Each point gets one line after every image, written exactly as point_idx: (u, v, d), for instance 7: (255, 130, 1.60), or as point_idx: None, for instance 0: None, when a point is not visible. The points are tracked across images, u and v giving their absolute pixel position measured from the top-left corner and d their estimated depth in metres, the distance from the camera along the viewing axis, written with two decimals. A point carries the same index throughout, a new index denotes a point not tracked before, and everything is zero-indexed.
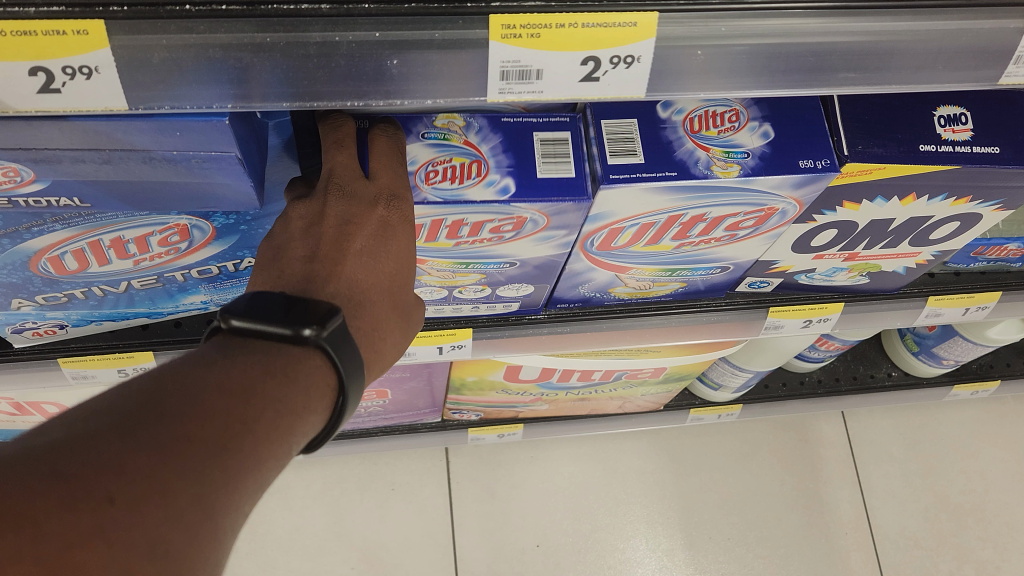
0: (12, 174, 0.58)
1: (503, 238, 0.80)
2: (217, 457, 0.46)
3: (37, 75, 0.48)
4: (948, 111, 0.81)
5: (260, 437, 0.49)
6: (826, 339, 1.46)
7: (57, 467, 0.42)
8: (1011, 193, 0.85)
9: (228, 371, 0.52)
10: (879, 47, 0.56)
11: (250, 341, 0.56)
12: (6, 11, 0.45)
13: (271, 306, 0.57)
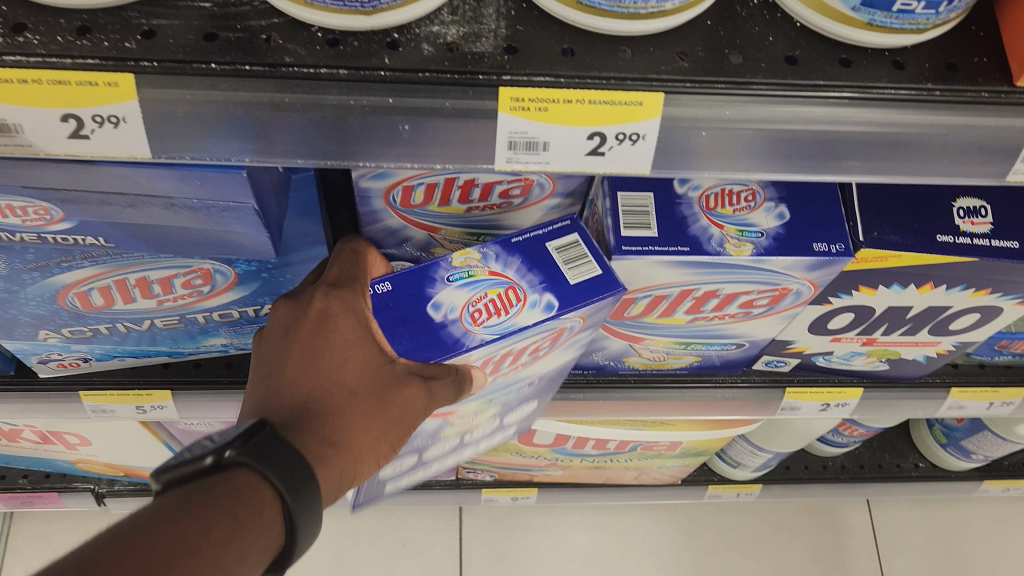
0: (43, 212, 0.61)
1: (536, 357, 0.77)
2: None
3: (68, 121, 0.50)
4: (968, 203, 0.81)
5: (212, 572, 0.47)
6: (848, 424, 1.44)
7: None
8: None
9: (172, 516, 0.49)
10: (887, 137, 0.56)
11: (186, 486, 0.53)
12: (47, 61, 0.49)
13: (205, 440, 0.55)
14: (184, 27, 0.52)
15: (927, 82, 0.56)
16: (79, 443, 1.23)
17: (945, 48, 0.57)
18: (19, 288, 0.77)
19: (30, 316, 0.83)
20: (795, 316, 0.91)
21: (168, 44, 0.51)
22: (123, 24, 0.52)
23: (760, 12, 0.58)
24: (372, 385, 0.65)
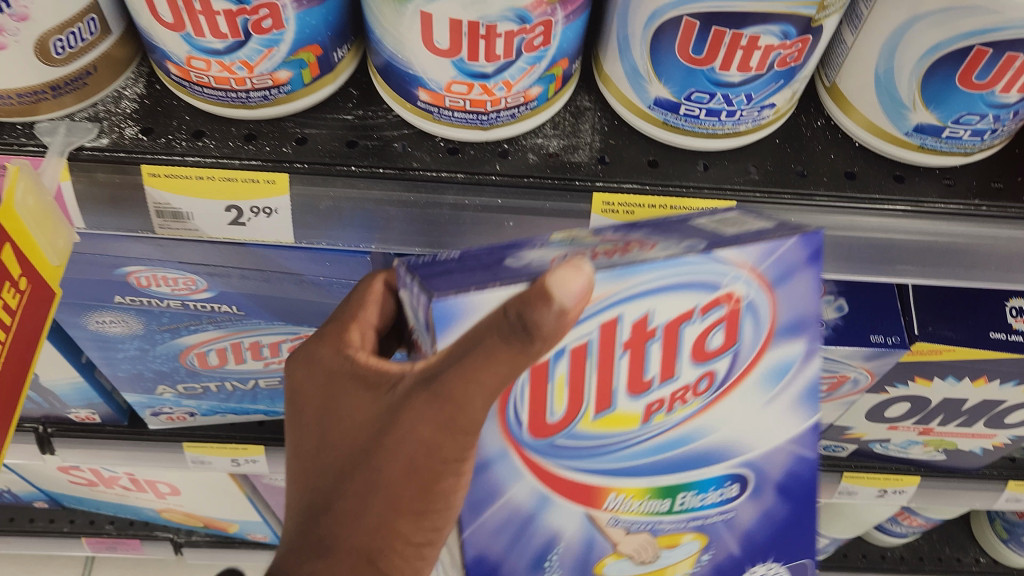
0: (191, 282, 0.70)
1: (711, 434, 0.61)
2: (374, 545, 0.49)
3: (231, 211, 0.61)
4: (1021, 303, 0.86)
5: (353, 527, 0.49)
6: (908, 513, 1.46)
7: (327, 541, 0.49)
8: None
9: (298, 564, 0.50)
10: (936, 246, 0.63)
11: None
12: (220, 162, 0.59)
13: None
14: (332, 135, 0.62)
15: (973, 197, 0.62)
16: (168, 492, 1.31)
17: (992, 167, 0.64)
18: (149, 348, 0.87)
19: (153, 372, 0.93)
20: (853, 402, 0.96)
21: (318, 149, 0.61)
22: (281, 131, 0.61)
23: (824, 133, 0.66)
24: (370, 446, 0.47)
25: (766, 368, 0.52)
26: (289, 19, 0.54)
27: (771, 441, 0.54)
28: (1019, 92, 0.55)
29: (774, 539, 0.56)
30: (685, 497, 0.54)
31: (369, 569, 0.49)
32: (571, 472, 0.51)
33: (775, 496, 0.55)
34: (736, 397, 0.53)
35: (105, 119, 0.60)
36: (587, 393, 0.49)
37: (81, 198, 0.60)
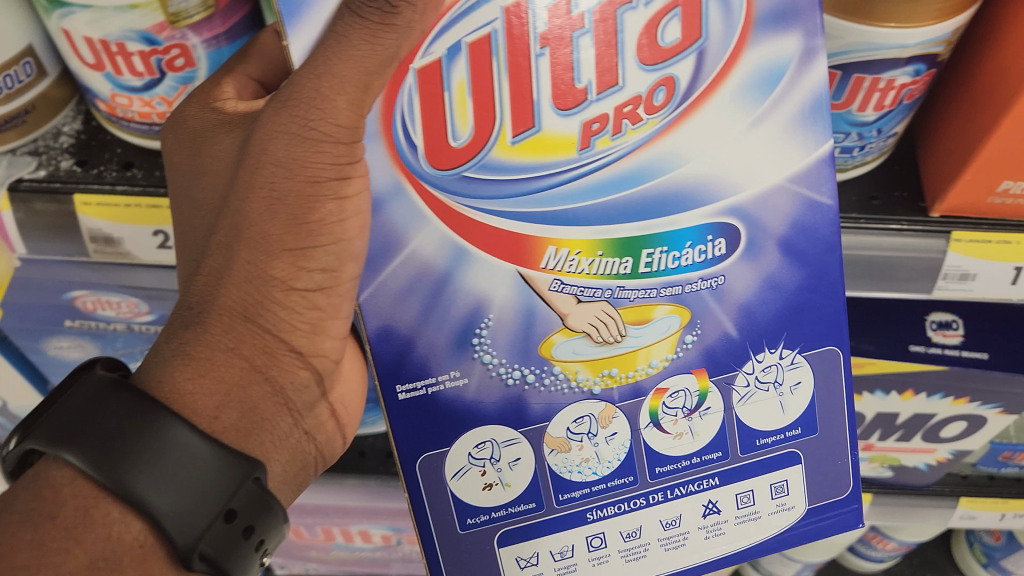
0: (133, 305, 0.76)
1: None
2: (242, 326, 0.52)
3: (158, 235, 0.66)
4: (941, 317, 0.88)
5: (226, 326, 0.52)
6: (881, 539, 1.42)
7: (207, 335, 0.51)
8: (1013, 397, 0.88)
9: (168, 379, 0.49)
10: None
11: (88, 429, 0.46)
12: (147, 190, 0.64)
13: (81, 420, 0.46)
14: None
15: (852, 211, 0.67)
16: None
17: (875, 182, 0.69)
18: None
19: None
20: None
21: None
22: None
23: None
24: (240, 180, 0.53)
25: (755, 66, 0.52)
26: (200, 56, 0.59)
27: (760, 182, 0.55)
28: (876, 110, 0.60)
29: (784, 317, 0.58)
30: (652, 254, 0.55)
31: (245, 326, 0.53)
32: (482, 216, 0.53)
33: (775, 255, 0.56)
34: (701, 117, 0.53)
35: (44, 153, 0.66)
36: (496, 111, 0.50)
37: (23, 227, 0.65)
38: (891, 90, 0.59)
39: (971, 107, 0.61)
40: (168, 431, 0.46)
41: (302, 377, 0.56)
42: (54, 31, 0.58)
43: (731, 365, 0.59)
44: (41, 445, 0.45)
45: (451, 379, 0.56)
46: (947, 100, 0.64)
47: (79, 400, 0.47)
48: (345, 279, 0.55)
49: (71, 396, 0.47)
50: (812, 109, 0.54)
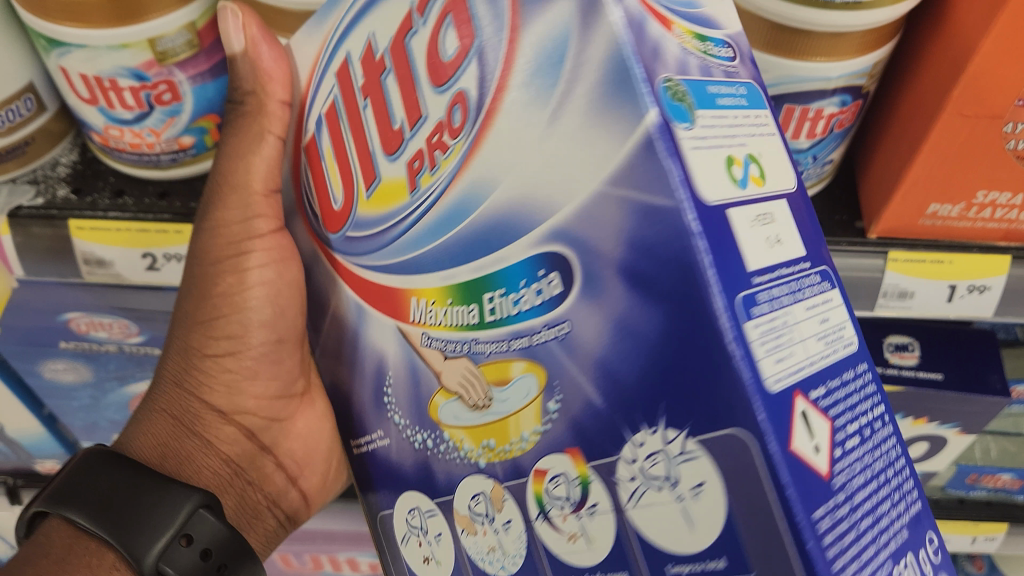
0: (124, 327, 0.82)
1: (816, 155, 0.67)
2: (173, 388, 0.68)
3: (147, 257, 0.71)
4: (898, 340, 0.89)
5: (170, 387, 0.69)
6: None
7: (163, 394, 0.69)
8: (970, 416, 0.88)
9: (143, 419, 0.67)
10: None
11: (77, 487, 0.57)
12: (137, 215, 0.69)
13: (70, 483, 0.57)
14: None
15: None
16: None
17: (819, 206, 0.74)
18: (101, 396, 0.96)
19: (110, 419, 1.01)
20: None
21: None
22: (190, 189, 0.71)
23: None
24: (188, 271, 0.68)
25: (533, 50, 0.37)
26: (186, 92, 0.64)
27: (579, 187, 0.35)
28: (809, 138, 0.65)
29: (650, 381, 0.35)
30: (494, 299, 0.40)
31: (177, 391, 0.68)
32: (366, 273, 0.49)
33: (619, 286, 0.35)
34: (499, 129, 0.38)
35: (42, 183, 0.71)
36: (350, 166, 0.49)
37: (20, 250, 0.70)
38: (821, 119, 0.64)
39: (898, 134, 0.66)
40: (151, 481, 0.57)
41: (228, 433, 0.69)
42: (52, 69, 0.63)
43: (607, 450, 0.37)
44: (42, 507, 0.56)
45: (378, 437, 0.51)
46: (879, 126, 0.70)
47: (69, 467, 0.59)
48: (255, 344, 0.68)
49: (67, 466, 0.59)
50: (603, 90, 0.34)
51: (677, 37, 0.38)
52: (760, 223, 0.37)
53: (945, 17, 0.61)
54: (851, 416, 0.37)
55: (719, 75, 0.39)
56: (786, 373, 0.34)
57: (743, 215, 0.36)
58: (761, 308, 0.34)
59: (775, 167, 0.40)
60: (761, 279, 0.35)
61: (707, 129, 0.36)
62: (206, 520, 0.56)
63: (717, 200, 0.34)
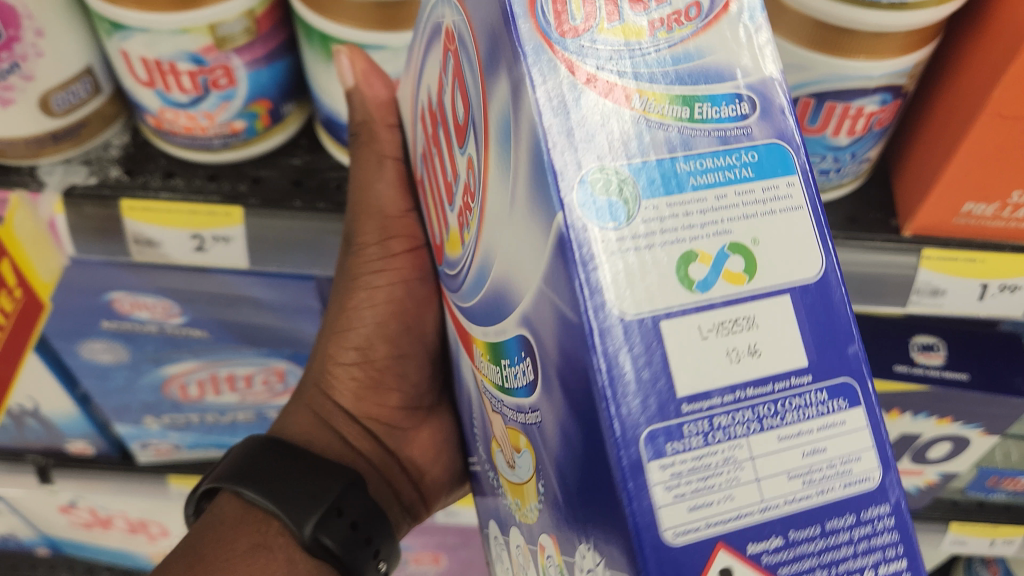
0: (164, 309, 0.85)
1: (851, 154, 0.69)
2: (316, 390, 0.73)
3: (194, 238, 0.72)
4: (924, 340, 0.89)
5: (317, 390, 0.73)
6: None
7: (303, 395, 0.74)
8: (994, 417, 0.89)
9: (287, 414, 0.73)
10: None
11: (249, 467, 0.64)
12: (187, 197, 0.71)
13: (245, 466, 0.64)
14: (281, 177, 0.73)
15: (832, 229, 0.73)
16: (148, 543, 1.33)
17: (854, 204, 0.75)
18: (135, 377, 0.97)
19: (140, 403, 1.01)
20: None
21: (270, 188, 0.72)
22: (238, 173, 0.73)
23: None
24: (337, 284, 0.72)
25: (503, 129, 0.36)
26: (241, 77, 0.66)
27: (524, 283, 0.35)
28: (848, 135, 0.67)
29: (588, 492, 0.34)
30: (508, 369, 0.40)
31: (319, 392, 0.73)
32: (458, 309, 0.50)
33: (568, 406, 0.34)
34: (489, 182, 0.38)
35: (95, 163, 0.73)
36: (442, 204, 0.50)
37: (73, 229, 0.72)
38: (861, 117, 0.65)
39: (934, 131, 0.68)
40: (313, 470, 0.64)
41: (355, 435, 0.73)
42: (113, 52, 0.65)
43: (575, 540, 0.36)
44: (222, 483, 0.63)
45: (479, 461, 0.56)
46: (914, 124, 0.71)
47: (240, 451, 0.66)
48: (378, 357, 0.72)
49: (238, 454, 0.65)
50: (580, 192, 0.32)
51: (636, 106, 0.34)
52: (721, 333, 0.33)
53: (987, 19, 0.62)
54: (838, 556, 0.33)
55: (716, 138, 0.35)
56: (695, 529, 0.32)
57: (697, 326, 0.33)
58: (685, 436, 0.32)
59: (776, 258, 0.34)
60: (704, 411, 0.33)
61: (647, 241, 0.33)
62: (355, 499, 0.63)
63: (668, 325, 0.33)
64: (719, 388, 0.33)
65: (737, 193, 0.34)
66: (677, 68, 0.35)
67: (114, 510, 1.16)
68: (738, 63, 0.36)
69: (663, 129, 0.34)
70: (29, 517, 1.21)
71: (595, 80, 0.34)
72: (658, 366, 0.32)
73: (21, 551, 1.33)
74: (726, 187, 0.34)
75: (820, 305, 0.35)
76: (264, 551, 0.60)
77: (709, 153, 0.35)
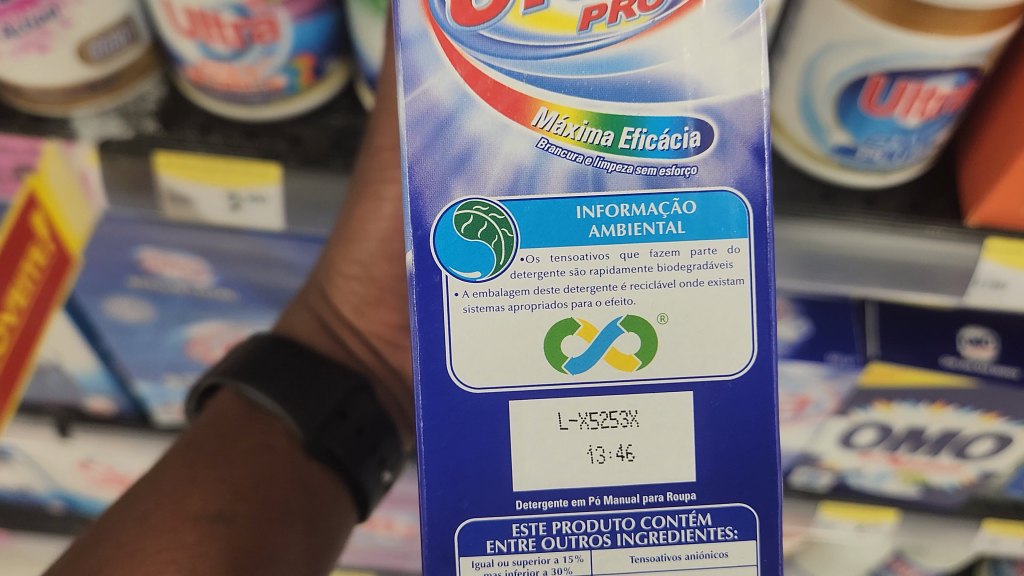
0: (193, 269, 0.83)
1: (909, 136, 0.65)
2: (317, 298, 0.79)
3: (229, 197, 0.70)
4: (974, 333, 0.85)
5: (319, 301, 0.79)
6: (904, 563, 1.27)
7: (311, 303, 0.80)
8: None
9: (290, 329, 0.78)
10: (844, 251, 0.71)
11: (246, 372, 0.71)
12: (225, 153, 0.69)
13: (245, 366, 0.71)
14: (320, 137, 0.71)
15: (893, 213, 0.70)
16: None
17: (917, 189, 0.72)
18: (159, 337, 0.95)
19: (162, 363, 0.99)
20: (821, 428, 0.96)
21: (310, 149, 0.70)
22: (278, 131, 0.71)
23: None
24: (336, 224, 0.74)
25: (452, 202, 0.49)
26: (285, 32, 0.64)
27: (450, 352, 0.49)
28: (918, 117, 0.63)
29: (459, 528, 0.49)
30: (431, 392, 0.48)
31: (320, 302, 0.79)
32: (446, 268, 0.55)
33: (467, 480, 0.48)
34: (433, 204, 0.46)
35: (131, 116, 0.71)
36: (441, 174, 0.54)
37: (107, 182, 0.70)
38: (932, 99, 0.61)
39: (1008, 116, 0.64)
40: (298, 405, 0.70)
41: (356, 344, 0.80)
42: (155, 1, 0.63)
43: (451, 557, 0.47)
44: (223, 379, 0.70)
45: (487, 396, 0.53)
46: (988, 108, 0.68)
47: (242, 352, 0.73)
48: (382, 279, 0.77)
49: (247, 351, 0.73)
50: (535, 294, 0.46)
51: (540, 128, 0.46)
52: (590, 425, 0.47)
53: None
54: None
55: (642, 177, 0.46)
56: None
57: (560, 414, 0.47)
58: (516, 535, 0.48)
59: (678, 330, 0.47)
60: (539, 525, 0.48)
61: (525, 304, 0.46)
62: (361, 405, 0.72)
63: (517, 404, 0.47)
64: (578, 489, 0.47)
65: (655, 252, 0.46)
66: (606, 76, 0.46)
67: (132, 468, 1.15)
68: (685, 74, 0.46)
69: (584, 164, 0.46)
70: (47, 470, 1.20)
71: (491, 82, 0.46)
72: (511, 445, 0.47)
73: (38, 504, 1.33)
74: (642, 245, 0.46)
75: (724, 400, 0.47)
76: (268, 453, 0.70)
77: (629, 193, 0.46)
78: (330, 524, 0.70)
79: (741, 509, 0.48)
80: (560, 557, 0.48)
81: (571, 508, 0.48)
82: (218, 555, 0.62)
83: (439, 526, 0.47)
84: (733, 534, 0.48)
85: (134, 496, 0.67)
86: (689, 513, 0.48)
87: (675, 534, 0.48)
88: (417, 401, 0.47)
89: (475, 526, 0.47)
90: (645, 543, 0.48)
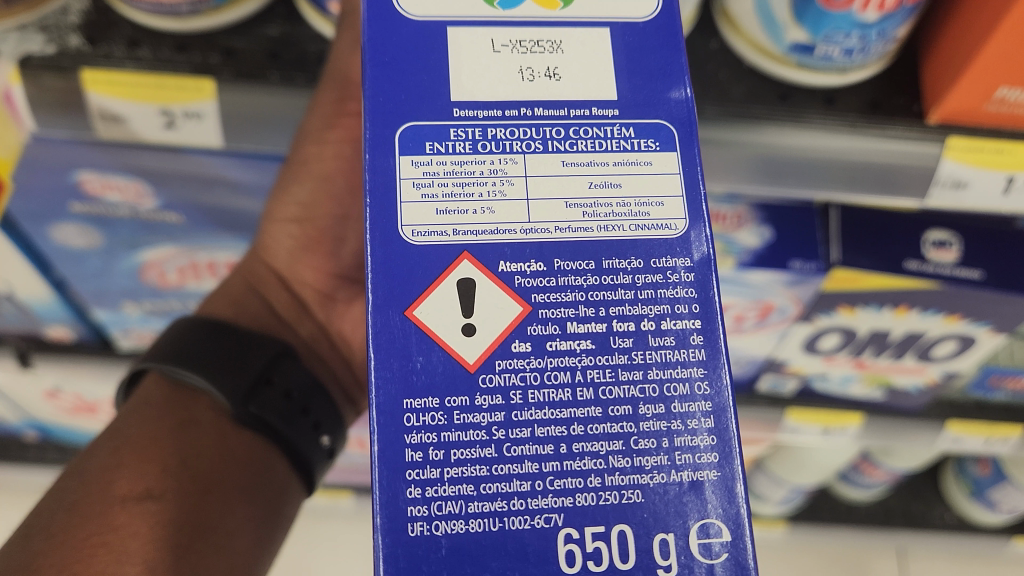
0: (137, 189, 0.81)
1: (874, 32, 0.62)
2: (252, 259, 0.85)
3: (163, 115, 0.66)
4: (938, 236, 0.83)
5: (253, 259, 0.85)
6: (870, 463, 1.30)
7: (248, 266, 0.85)
8: (1006, 315, 0.85)
9: (229, 284, 0.84)
10: (807, 154, 0.68)
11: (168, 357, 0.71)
12: (156, 69, 0.65)
13: (177, 350, 0.72)
14: (256, 47, 0.68)
15: (854, 115, 0.68)
16: None
17: (877, 88, 0.70)
18: (110, 264, 0.92)
19: (118, 289, 0.97)
20: (786, 334, 0.96)
21: (244, 59, 0.67)
22: (210, 43, 0.68)
23: (715, 54, 0.71)
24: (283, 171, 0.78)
25: None
26: None
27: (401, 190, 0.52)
28: (877, 11, 0.60)
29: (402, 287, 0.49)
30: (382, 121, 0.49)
31: (255, 262, 0.84)
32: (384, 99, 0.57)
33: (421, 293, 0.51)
34: None
35: (53, 29, 0.67)
36: None
37: (33, 102, 0.66)
38: None
39: (973, 11, 0.61)
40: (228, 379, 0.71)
41: (285, 301, 0.85)
42: None
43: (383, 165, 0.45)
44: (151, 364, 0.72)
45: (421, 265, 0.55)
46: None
47: (171, 332, 0.74)
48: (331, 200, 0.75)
49: (170, 337, 0.73)
50: None
51: None
52: (521, 51, 0.47)
53: None
54: (610, 301, 0.45)
55: None
56: (437, 229, 0.44)
57: (493, 40, 0.47)
58: (453, 140, 0.46)
59: None
60: (475, 131, 0.46)
61: None
62: (285, 371, 0.74)
63: (455, 32, 0.47)
64: (512, 102, 0.47)
65: None
66: None
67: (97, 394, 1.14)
68: None
69: None
70: (15, 399, 1.19)
71: None
72: (448, 64, 0.47)
73: (11, 434, 1.33)
74: None
75: (637, 39, 0.49)
76: (195, 427, 0.71)
77: None
78: (265, 491, 0.72)
79: (661, 125, 0.47)
80: (493, 161, 0.46)
81: (502, 118, 0.46)
82: (149, 535, 0.64)
83: (378, 138, 0.45)
84: (654, 147, 0.47)
85: (62, 487, 0.68)
86: (613, 127, 0.47)
87: (602, 144, 0.47)
88: (363, 29, 0.47)
89: (413, 132, 0.45)
90: (574, 151, 0.46)
